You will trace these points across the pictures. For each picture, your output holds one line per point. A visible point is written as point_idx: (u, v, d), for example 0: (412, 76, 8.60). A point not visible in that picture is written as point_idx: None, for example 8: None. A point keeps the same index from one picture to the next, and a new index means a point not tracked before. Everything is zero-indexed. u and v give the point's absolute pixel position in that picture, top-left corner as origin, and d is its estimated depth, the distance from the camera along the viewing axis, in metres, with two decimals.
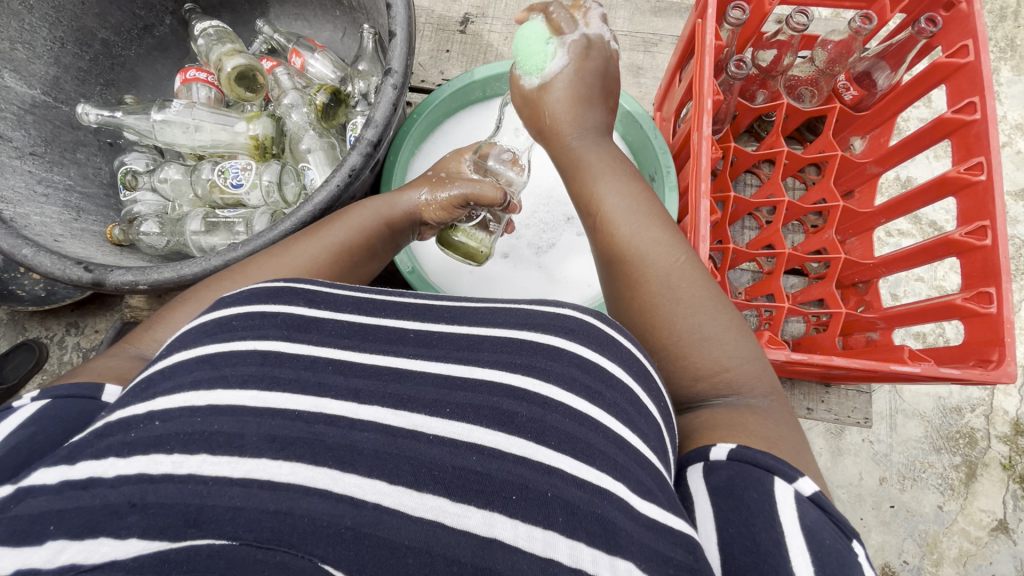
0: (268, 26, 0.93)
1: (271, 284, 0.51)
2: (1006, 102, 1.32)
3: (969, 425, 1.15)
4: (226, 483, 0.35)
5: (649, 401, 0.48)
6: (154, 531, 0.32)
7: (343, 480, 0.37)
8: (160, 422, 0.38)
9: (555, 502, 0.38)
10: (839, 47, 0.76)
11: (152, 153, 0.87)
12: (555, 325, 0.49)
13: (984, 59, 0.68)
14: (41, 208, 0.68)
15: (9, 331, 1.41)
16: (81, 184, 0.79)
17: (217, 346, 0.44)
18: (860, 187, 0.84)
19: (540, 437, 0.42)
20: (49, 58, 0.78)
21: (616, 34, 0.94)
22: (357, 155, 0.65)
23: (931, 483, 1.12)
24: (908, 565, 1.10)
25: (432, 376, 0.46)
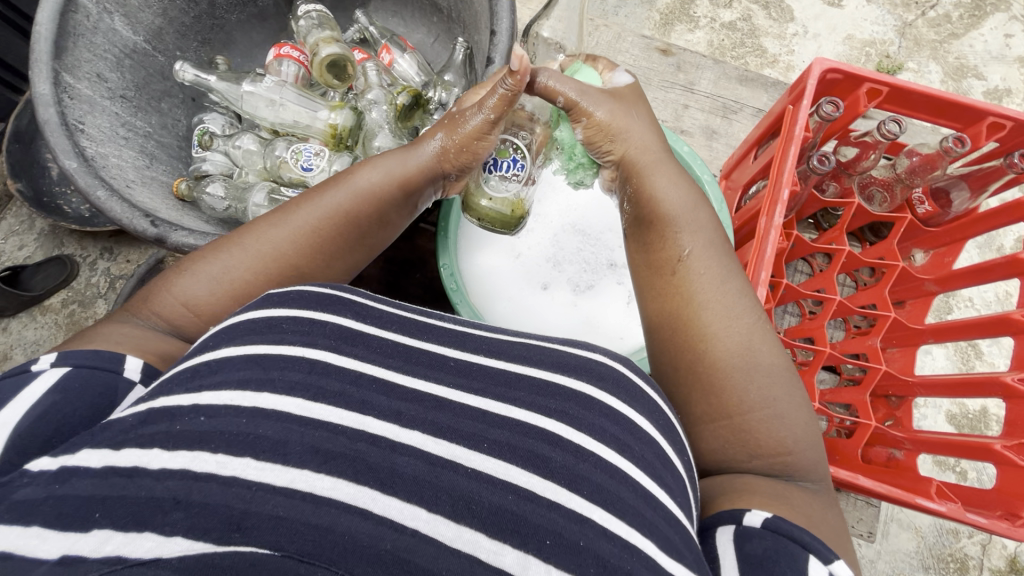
0: (365, 17, 0.94)
1: (319, 290, 0.53)
2: None
3: (963, 550, 1.12)
4: (270, 491, 0.36)
5: (674, 457, 0.48)
6: (199, 532, 0.33)
7: (383, 502, 0.37)
8: (205, 417, 0.40)
9: (586, 554, 0.37)
10: (924, 161, 0.74)
11: (230, 117, 0.89)
12: (589, 371, 0.51)
13: None
14: (120, 150, 0.70)
15: (47, 243, 1.59)
16: (159, 133, 0.81)
17: (265, 347, 0.46)
18: (913, 300, 0.83)
19: (573, 485, 0.41)
20: (159, 10, 0.79)
21: (698, 94, 0.94)
22: (431, 168, 0.68)
23: None
24: None
25: (470, 408, 0.46)
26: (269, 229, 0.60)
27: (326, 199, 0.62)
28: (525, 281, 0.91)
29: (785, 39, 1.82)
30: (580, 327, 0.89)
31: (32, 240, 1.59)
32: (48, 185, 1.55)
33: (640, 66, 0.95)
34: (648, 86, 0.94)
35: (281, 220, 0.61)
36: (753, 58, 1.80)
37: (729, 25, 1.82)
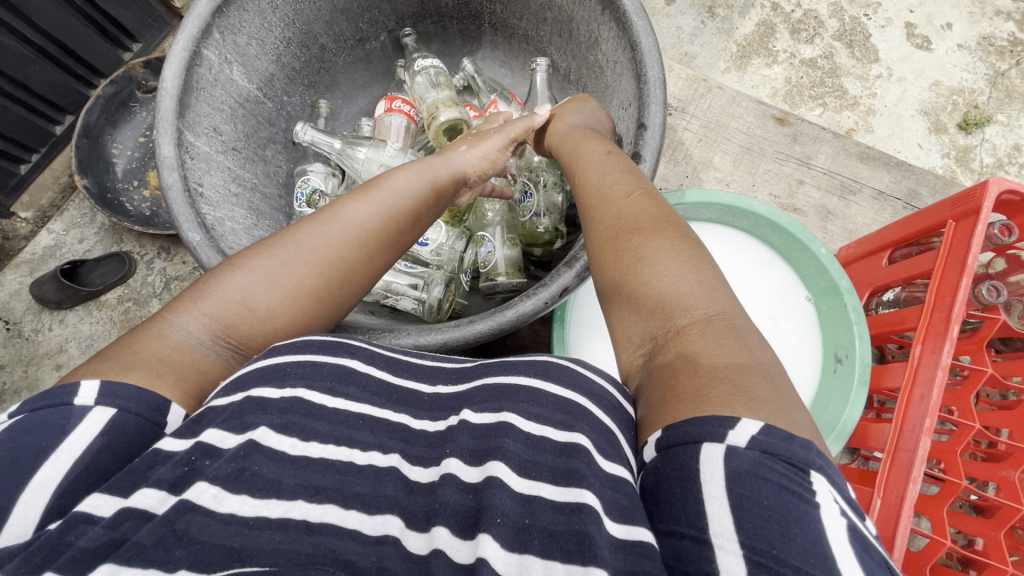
0: (471, 66, 1.04)
1: (322, 336, 0.57)
2: None
3: None
4: (265, 525, 0.42)
5: (620, 431, 0.50)
6: (200, 565, 0.39)
7: (370, 523, 0.45)
8: (209, 461, 0.45)
9: (533, 529, 0.42)
10: None
11: (334, 170, 0.96)
12: (534, 369, 0.55)
13: None
14: (232, 210, 0.75)
15: (107, 237, 1.60)
16: (263, 181, 0.86)
17: (274, 391, 0.50)
18: None
19: (524, 471, 0.46)
20: (272, 57, 0.86)
21: (815, 170, 1.14)
22: (573, 275, 0.69)
23: None
24: None
25: (434, 432, 0.53)
26: (319, 228, 0.64)
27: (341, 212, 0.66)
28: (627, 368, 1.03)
29: (867, 79, 1.74)
30: None
31: (93, 233, 1.60)
32: (112, 182, 1.55)
33: (753, 134, 1.16)
34: (760, 158, 1.15)
35: (303, 224, 0.65)
36: (832, 99, 1.72)
37: (810, 61, 1.74)
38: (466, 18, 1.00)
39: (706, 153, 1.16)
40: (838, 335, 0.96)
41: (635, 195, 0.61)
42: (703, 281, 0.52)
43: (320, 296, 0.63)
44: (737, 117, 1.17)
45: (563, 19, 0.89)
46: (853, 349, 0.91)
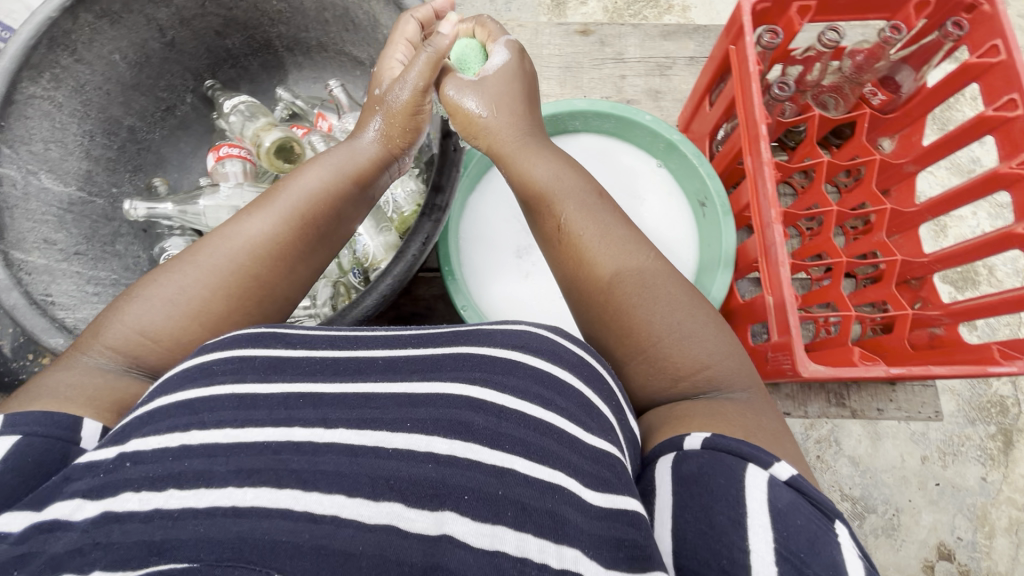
0: (287, 95, 1.23)
1: (254, 330, 0.66)
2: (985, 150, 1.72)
3: (998, 394, 1.52)
4: (192, 515, 0.47)
5: (600, 403, 0.66)
6: (120, 563, 0.44)
7: (305, 498, 0.49)
8: (131, 463, 0.51)
9: (505, 499, 0.52)
10: (869, 55, 0.98)
11: (189, 236, 1.12)
12: (508, 342, 0.66)
13: (1015, 58, 0.91)
14: (93, 306, 0.92)
15: None
16: (123, 273, 1.03)
17: (199, 391, 0.57)
18: (898, 184, 1.08)
19: (494, 443, 0.56)
20: (81, 154, 1.00)
21: (629, 61, 1.24)
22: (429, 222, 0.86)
23: (972, 456, 1.47)
24: (963, 540, 1.43)
25: (397, 395, 0.60)
26: (224, 241, 0.74)
27: (263, 211, 0.77)
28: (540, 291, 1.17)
29: None
30: None
31: None
32: None
33: (568, 55, 1.24)
34: (583, 70, 1.23)
35: (200, 244, 0.75)
36: (653, 10, 1.83)
37: None
38: (260, 51, 1.17)
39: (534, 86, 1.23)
40: (694, 183, 1.10)
41: (608, 235, 0.81)
42: (686, 322, 0.76)
43: (243, 289, 0.74)
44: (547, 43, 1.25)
45: (338, 15, 1.05)
46: (709, 189, 1.04)
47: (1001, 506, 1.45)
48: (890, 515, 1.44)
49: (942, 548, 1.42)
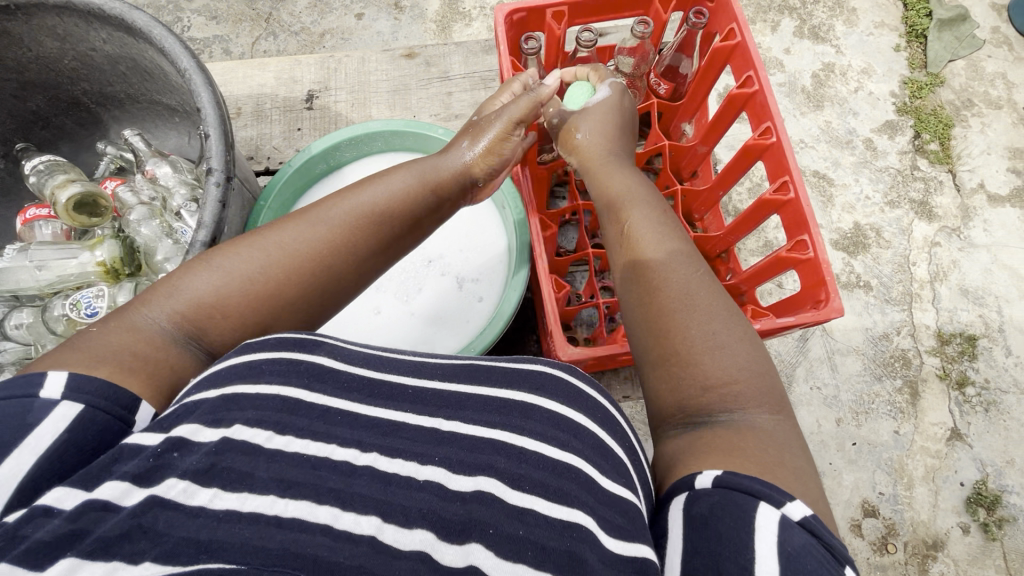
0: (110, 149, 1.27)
1: (297, 335, 0.67)
2: (858, 118, 1.81)
3: (899, 347, 1.58)
4: (236, 518, 0.48)
5: (614, 444, 0.69)
6: (165, 557, 0.44)
7: (342, 517, 0.51)
8: (178, 452, 0.52)
9: (524, 539, 0.55)
10: (637, 52, 1.05)
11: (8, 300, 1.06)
12: (528, 385, 0.71)
13: (748, 38, 0.99)
14: None
15: None
16: None
17: (249, 385, 0.59)
18: (701, 166, 1.15)
19: (516, 483, 0.59)
20: None
21: (453, 78, 1.34)
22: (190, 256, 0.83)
23: (883, 411, 1.53)
24: (884, 493, 1.47)
25: (423, 428, 0.63)
26: (298, 224, 0.76)
27: (338, 205, 0.80)
28: (370, 312, 1.17)
29: None
30: (427, 326, 1.17)
31: None
32: None
33: (394, 76, 1.35)
34: (409, 90, 1.33)
35: (269, 228, 0.76)
36: None
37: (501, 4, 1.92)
38: (71, 109, 1.23)
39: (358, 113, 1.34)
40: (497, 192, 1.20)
41: (659, 236, 0.83)
42: (717, 321, 0.72)
43: (301, 273, 0.73)
44: (373, 70, 1.35)
45: (133, 68, 1.11)
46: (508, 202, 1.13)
47: (916, 456, 1.50)
48: None
49: (866, 505, 1.46)
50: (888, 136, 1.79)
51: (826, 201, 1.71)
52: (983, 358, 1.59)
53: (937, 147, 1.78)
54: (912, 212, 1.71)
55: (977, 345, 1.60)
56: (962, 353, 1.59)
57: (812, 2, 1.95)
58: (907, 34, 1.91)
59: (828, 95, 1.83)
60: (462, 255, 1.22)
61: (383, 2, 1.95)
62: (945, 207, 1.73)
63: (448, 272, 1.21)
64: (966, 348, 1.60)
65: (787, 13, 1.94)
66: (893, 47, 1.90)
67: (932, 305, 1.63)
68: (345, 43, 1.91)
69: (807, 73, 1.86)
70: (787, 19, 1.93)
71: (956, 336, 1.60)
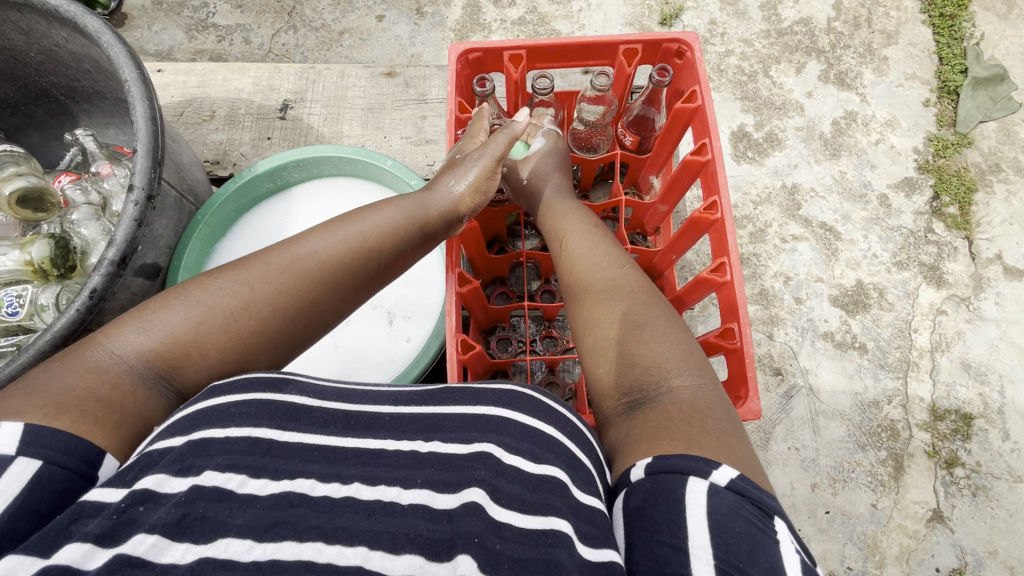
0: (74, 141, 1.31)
1: (267, 374, 0.69)
2: (874, 172, 1.74)
3: (888, 417, 1.51)
4: (213, 565, 0.47)
5: (584, 456, 0.67)
6: None
7: (327, 550, 0.50)
8: (143, 507, 0.51)
9: (502, 555, 0.52)
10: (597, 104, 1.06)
11: None
12: (500, 400, 0.68)
13: (707, 103, 0.97)
14: None
15: None
16: None
17: (217, 430, 0.60)
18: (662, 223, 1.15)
19: (494, 495, 0.57)
20: None
21: (431, 101, 1.40)
22: (101, 273, 0.89)
23: (862, 482, 1.46)
24: (852, 568, 1.40)
25: (403, 454, 0.63)
26: (283, 252, 0.80)
27: (333, 230, 0.86)
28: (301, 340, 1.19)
29: (574, 16, 1.91)
30: (349, 363, 1.18)
31: None
32: None
33: (371, 94, 1.41)
34: (384, 110, 1.39)
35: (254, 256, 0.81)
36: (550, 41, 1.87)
37: (519, 20, 1.91)
38: (42, 99, 1.29)
39: (329, 128, 1.39)
40: None
41: (610, 281, 0.88)
42: (645, 320, 0.80)
43: (292, 297, 0.77)
44: (350, 88, 1.41)
45: (97, 69, 1.16)
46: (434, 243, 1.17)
47: (892, 534, 1.43)
48: None
49: None
50: (905, 194, 1.72)
51: (830, 254, 1.65)
52: (977, 439, 1.51)
53: (955, 211, 1.70)
54: (919, 276, 1.64)
55: (973, 425, 1.52)
56: (956, 431, 1.51)
57: (842, 47, 1.89)
58: (938, 89, 1.83)
59: (847, 144, 1.77)
60: (399, 292, 1.24)
61: (406, 5, 1.95)
62: (957, 274, 1.64)
63: (381, 307, 1.23)
64: (960, 427, 1.52)
65: (814, 55, 1.87)
66: (923, 101, 1.82)
67: (929, 376, 1.55)
68: (364, 44, 1.91)
69: (827, 120, 1.80)
70: (814, 61, 1.86)
71: (951, 413, 1.53)
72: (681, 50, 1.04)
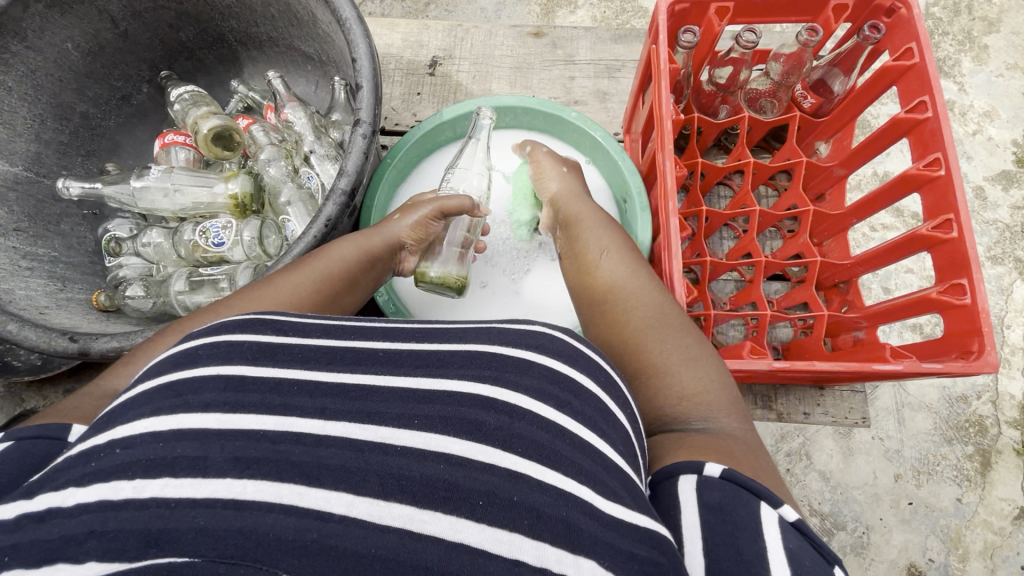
0: (242, 88, 1.29)
1: (243, 316, 0.59)
2: (970, 165, 1.69)
3: (977, 412, 1.49)
4: (189, 505, 0.42)
5: (615, 409, 0.58)
6: (113, 552, 0.39)
7: (309, 494, 0.43)
8: (120, 449, 0.45)
9: (520, 507, 0.46)
10: (793, 59, 1.03)
11: (137, 219, 1.18)
12: (525, 341, 0.59)
13: (928, 60, 0.94)
14: (26, 283, 0.95)
15: (5, 404, 1.47)
16: (66, 253, 1.08)
17: (180, 374, 0.52)
18: (830, 190, 1.14)
19: (506, 445, 0.50)
20: (33, 137, 1.07)
21: (579, 63, 1.34)
22: (332, 205, 0.82)
23: (948, 476, 1.44)
24: (935, 560, 1.39)
25: (401, 389, 0.54)
26: (324, 251, 0.81)
27: (362, 235, 0.87)
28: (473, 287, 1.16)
29: None
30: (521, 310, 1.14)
31: None
32: None
33: (518, 53, 1.36)
34: (532, 71, 1.34)
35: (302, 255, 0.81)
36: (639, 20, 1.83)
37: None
38: (215, 43, 1.27)
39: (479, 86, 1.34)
40: (619, 180, 1.15)
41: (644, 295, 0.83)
42: (691, 352, 0.74)
43: (322, 296, 0.77)
44: (497, 47, 1.36)
45: (280, 11, 1.14)
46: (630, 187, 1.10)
47: (976, 529, 1.41)
48: (860, 533, 1.40)
49: (912, 569, 1.39)
50: (1002, 187, 1.67)
51: None
52: None
53: None
54: (1015, 272, 1.59)
55: None
56: None
57: (941, 34, 1.83)
58: None
59: None
60: None
61: None
62: None
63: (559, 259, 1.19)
64: None
65: None
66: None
67: (1020, 373, 1.53)
68: (449, 15, 1.91)
69: None
70: None
71: None
72: (892, 7, 1.00)
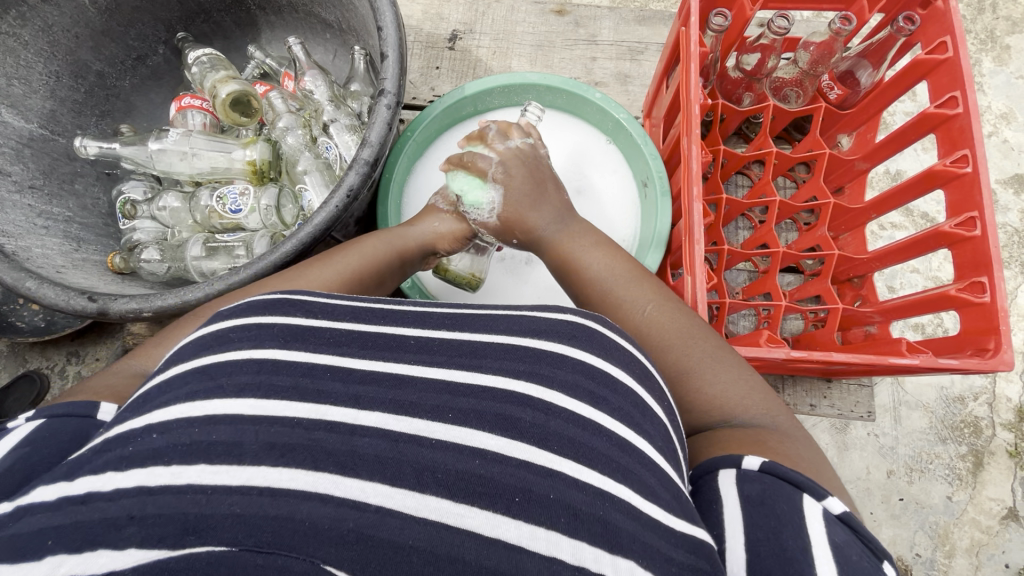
0: (259, 54, 1.27)
1: (272, 296, 0.59)
2: None
3: (973, 414, 1.50)
4: (226, 491, 0.42)
5: (654, 405, 0.58)
6: (154, 540, 0.38)
7: (344, 483, 0.44)
8: (159, 434, 0.45)
9: (557, 504, 0.46)
10: (824, 48, 1.03)
11: (148, 180, 1.18)
12: (559, 333, 0.59)
13: (961, 54, 0.93)
14: (41, 241, 0.95)
15: (10, 363, 1.47)
16: (80, 214, 1.08)
17: (214, 357, 0.52)
18: (851, 183, 1.14)
19: (542, 442, 0.50)
20: (46, 93, 1.06)
21: (601, 44, 1.32)
22: (355, 175, 0.82)
23: (940, 474, 1.46)
24: (921, 556, 1.42)
25: (433, 381, 0.54)
26: (348, 248, 0.82)
27: (384, 234, 0.88)
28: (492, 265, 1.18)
29: None
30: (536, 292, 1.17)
31: None
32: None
33: (539, 31, 1.34)
34: (554, 49, 1.32)
35: (328, 250, 0.81)
36: None
37: None
38: (233, 8, 1.25)
39: (499, 63, 1.33)
40: (640, 164, 1.15)
41: (659, 297, 0.78)
42: (717, 354, 0.71)
43: (349, 279, 0.78)
44: (520, 23, 1.34)
45: None
46: (651, 170, 1.09)
47: (964, 526, 1.44)
48: None
49: (901, 562, 1.41)
50: (1014, 191, 1.66)
51: None
52: None
53: None
54: (1021, 277, 1.59)
55: None
56: None
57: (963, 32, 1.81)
58: None
59: None
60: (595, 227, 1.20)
61: None
62: None
63: None
64: None
65: None
66: None
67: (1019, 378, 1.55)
68: None
69: None
70: None
71: None
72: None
